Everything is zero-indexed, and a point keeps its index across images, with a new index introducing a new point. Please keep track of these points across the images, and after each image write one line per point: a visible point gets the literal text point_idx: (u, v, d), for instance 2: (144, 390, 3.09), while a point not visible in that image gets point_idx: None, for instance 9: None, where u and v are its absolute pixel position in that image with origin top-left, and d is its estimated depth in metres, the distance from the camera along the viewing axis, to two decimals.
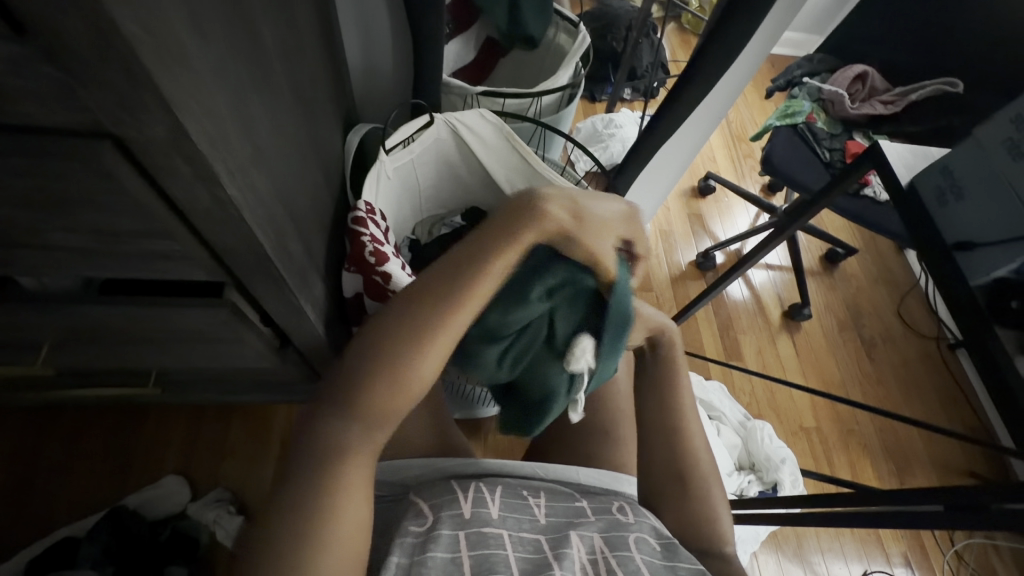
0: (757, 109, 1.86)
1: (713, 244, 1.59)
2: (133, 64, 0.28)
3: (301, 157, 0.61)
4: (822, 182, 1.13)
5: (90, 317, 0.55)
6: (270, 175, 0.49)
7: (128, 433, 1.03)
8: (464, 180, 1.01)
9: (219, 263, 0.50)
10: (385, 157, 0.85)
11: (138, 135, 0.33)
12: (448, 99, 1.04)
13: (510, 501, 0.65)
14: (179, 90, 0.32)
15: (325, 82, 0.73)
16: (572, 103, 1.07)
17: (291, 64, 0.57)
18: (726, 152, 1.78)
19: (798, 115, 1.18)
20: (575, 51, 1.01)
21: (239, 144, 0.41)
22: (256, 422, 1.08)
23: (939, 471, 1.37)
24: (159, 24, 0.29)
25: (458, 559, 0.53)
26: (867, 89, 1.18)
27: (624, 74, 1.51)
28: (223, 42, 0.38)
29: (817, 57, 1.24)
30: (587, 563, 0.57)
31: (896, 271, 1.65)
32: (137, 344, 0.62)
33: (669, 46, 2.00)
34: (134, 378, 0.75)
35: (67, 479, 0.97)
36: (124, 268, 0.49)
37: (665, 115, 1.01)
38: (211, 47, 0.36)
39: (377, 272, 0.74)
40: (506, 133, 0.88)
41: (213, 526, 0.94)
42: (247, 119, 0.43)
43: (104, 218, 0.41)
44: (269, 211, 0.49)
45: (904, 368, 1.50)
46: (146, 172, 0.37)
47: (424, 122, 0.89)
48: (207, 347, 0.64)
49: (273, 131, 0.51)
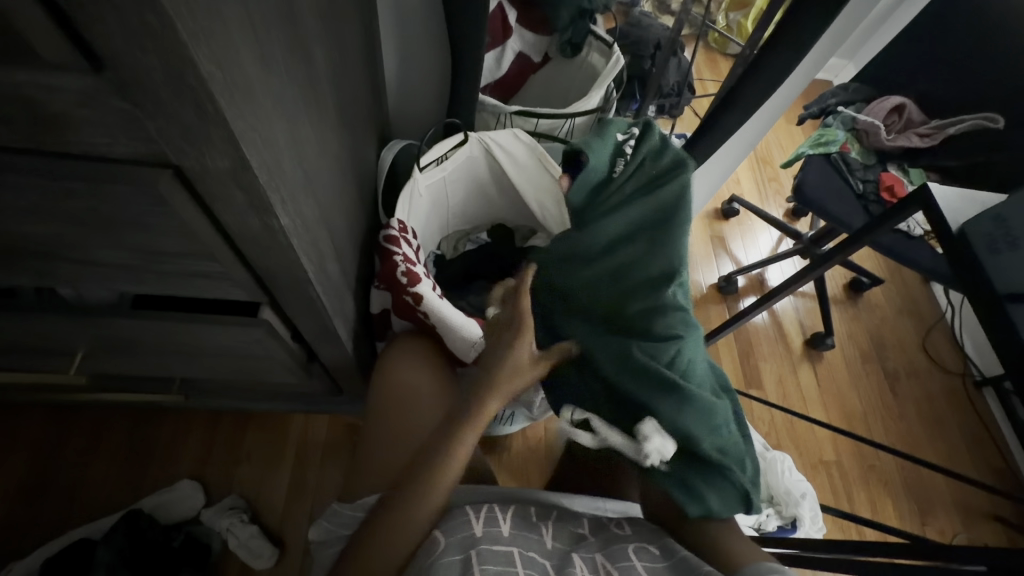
0: (784, 133, 1.84)
1: (735, 268, 1.57)
2: (206, 101, 0.28)
3: (341, 177, 0.61)
4: (857, 216, 1.10)
5: (126, 329, 0.54)
6: (314, 199, 0.49)
7: (144, 436, 1.03)
8: (492, 198, 1.01)
9: (258, 284, 0.50)
10: (419, 175, 0.84)
11: (200, 166, 0.33)
12: (480, 117, 1.04)
13: (518, 519, 0.62)
14: (245, 124, 0.32)
15: (363, 98, 0.73)
16: (603, 125, 1.06)
17: (338, 85, 0.57)
18: (751, 175, 1.76)
19: (832, 144, 1.14)
20: (609, 74, 1.01)
21: (291, 173, 0.41)
22: (272, 430, 1.07)
23: (963, 513, 1.33)
24: (233, 61, 0.29)
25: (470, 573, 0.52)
26: (903, 121, 1.16)
27: (653, 93, 1.50)
28: (282, 69, 0.38)
29: (851, 86, 1.23)
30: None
31: (922, 304, 1.62)
32: (168, 355, 0.62)
33: (696, 65, 1.99)
34: (159, 385, 0.75)
35: (84, 478, 0.98)
36: (164, 284, 0.49)
37: (698, 141, 1.00)
38: (273, 77, 0.36)
39: (409, 293, 0.73)
40: (539, 154, 0.88)
41: (226, 533, 0.94)
42: (299, 145, 0.43)
43: (153, 239, 0.41)
44: (312, 235, 0.48)
45: (928, 404, 1.47)
46: (202, 199, 0.37)
47: (458, 140, 0.89)
48: (236, 361, 0.64)
49: (319, 155, 0.50)
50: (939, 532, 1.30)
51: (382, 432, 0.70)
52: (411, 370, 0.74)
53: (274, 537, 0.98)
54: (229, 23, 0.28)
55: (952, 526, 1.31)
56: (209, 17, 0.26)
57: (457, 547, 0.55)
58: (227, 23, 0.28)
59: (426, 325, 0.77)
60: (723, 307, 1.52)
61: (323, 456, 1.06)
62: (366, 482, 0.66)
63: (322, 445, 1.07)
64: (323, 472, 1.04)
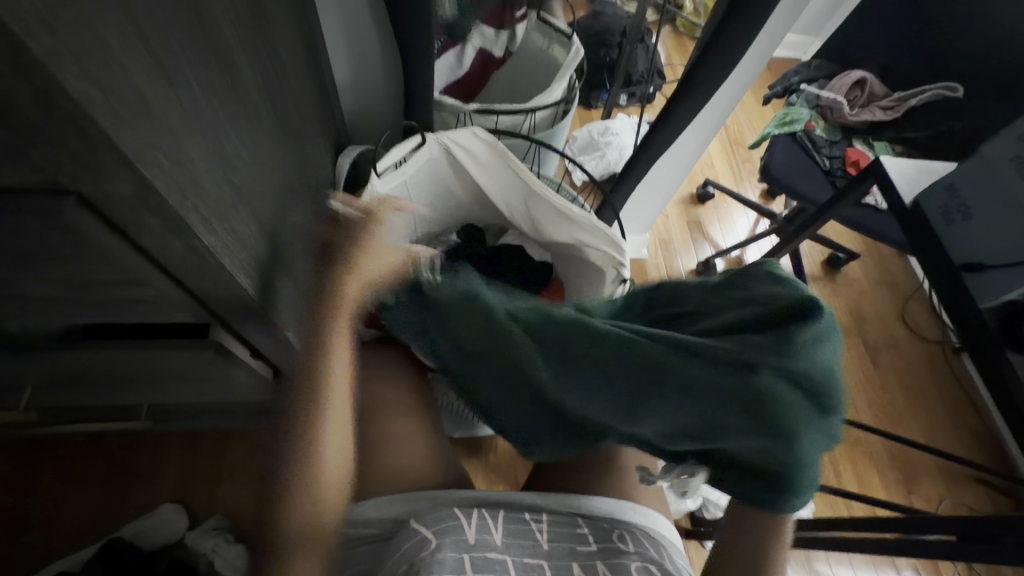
0: (755, 113, 1.85)
1: (713, 251, 1.57)
2: (85, 124, 0.27)
3: (286, 191, 0.59)
4: (824, 192, 1.11)
5: (72, 362, 0.53)
6: (250, 215, 0.48)
7: (124, 461, 1.01)
8: (459, 199, 1.01)
9: (201, 305, 0.48)
10: (376, 181, 0.85)
11: (103, 192, 0.32)
12: (441, 117, 1.02)
13: (513, 524, 0.58)
14: (139, 145, 0.31)
15: (309, 105, 0.71)
16: (567, 118, 1.05)
17: (272, 95, 0.55)
18: (724, 158, 1.76)
19: (797, 123, 1.16)
20: (569, 65, 1.00)
21: (212, 191, 0.40)
22: (252, 444, 1.06)
23: (947, 478, 1.35)
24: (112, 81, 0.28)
25: None
26: (865, 94, 1.15)
27: (620, 82, 1.49)
28: (189, 83, 0.37)
29: (814, 63, 1.22)
30: None
31: (899, 275, 1.63)
32: (125, 383, 0.61)
33: (664, 50, 1.98)
34: (124, 412, 0.73)
35: (62, 510, 0.96)
36: (103, 313, 0.48)
37: (660, 128, 0.99)
38: (177, 93, 0.35)
39: (369, 302, 0.74)
40: (501, 151, 0.86)
41: (211, 556, 0.92)
42: (223, 161, 0.42)
43: (76, 269, 0.39)
44: (250, 252, 0.47)
45: (909, 373, 1.48)
46: (115, 225, 0.35)
47: (416, 142, 0.88)
48: (194, 383, 0.63)
49: (253, 168, 0.49)
50: (927, 500, 1.32)
51: None
52: (382, 383, 0.75)
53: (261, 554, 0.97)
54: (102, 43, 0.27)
55: (937, 492, 1.33)
56: (75, 39, 0.25)
57: (448, 551, 0.51)
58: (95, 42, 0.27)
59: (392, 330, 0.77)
60: None
61: None
62: None
63: None
64: None
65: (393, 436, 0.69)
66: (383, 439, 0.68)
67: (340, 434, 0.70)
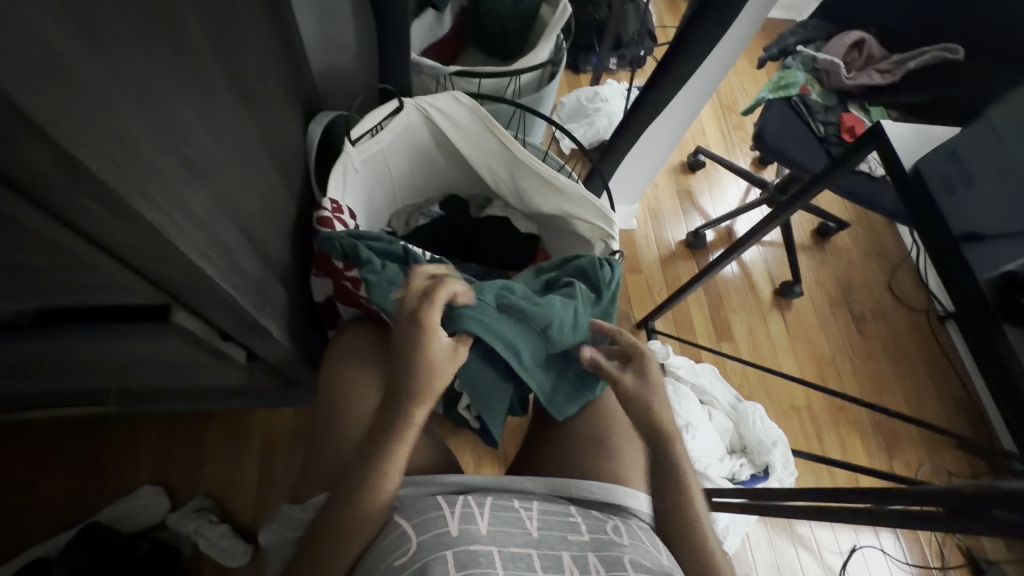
0: (748, 78, 1.79)
1: (703, 222, 1.54)
2: None
3: (249, 162, 0.55)
4: (821, 162, 1.07)
5: (24, 349, 0.49)
6: (205, 189, 0.43)
7: (100, 444, 0.98)
8: (440, 169, 0.96)
9: (157, 289, 0.44)
10: (351, 149, 0.79)
11: (19, 165, 0.28)
12: (419, 80, 0.96)
13: (501, 513, 0.56)
14: (53, 106, 0.27)
15: (272, 66, 0.65)
16: (553, 81, 1.00)
17: (226, 53, 0.50)
18: (716, 125, 1.72)
19: (792, 87, 1.12)
20: (555, 24, 0.94)
21: (155, 165, 0.35)
22: (236, 424, 1.04)
23: (928, 443, 1.38)
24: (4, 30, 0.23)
25: None
26: (864, 57, 1.12)
27: (610, 44, 1.42)
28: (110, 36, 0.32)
29: (811, 23, 1.17)
30: None
31: (888, 244, 1.63)
32: (86, 370, 0.57)
33: (656, 10, 1.89)
34: (91, 398, 0.69)
35: (38, 496, 0.93)
36: (50, 297, 0.44)
37: (652, 92, 0.95)
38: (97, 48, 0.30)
39: (347, 277, 0.71)
40: (483, 117, 0.82)
41: (195, 537, 0.91)
42: (165, 130, 0.37)
43: (8, 251, 0.35)
44: (207, 230, 0.43)
45: (894, 342, 1.49)
46: (43, 203, 0.31)
47: (392, 108, 0.83)
48: (162, 368, 0.59)
49: (205, 138, 0.44)
50: (907, 465, 1.35)
51: (325, 439, 0.64)
52: (359, 365, 0.69)
53: (247, 533, 0.96)
54: None
55: (917, 457, 1.36)
56: None
57: (429, 548, 0.49)
58: None
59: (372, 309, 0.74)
60: (693, 263, 1.50)
61: (292, 448, 1.03)
62: (319, 483, 0.61)
63: (289, 437, 1.04)
64: (291, 462, 1.02)
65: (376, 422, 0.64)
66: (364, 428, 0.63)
67: (320, 422, 0.67)
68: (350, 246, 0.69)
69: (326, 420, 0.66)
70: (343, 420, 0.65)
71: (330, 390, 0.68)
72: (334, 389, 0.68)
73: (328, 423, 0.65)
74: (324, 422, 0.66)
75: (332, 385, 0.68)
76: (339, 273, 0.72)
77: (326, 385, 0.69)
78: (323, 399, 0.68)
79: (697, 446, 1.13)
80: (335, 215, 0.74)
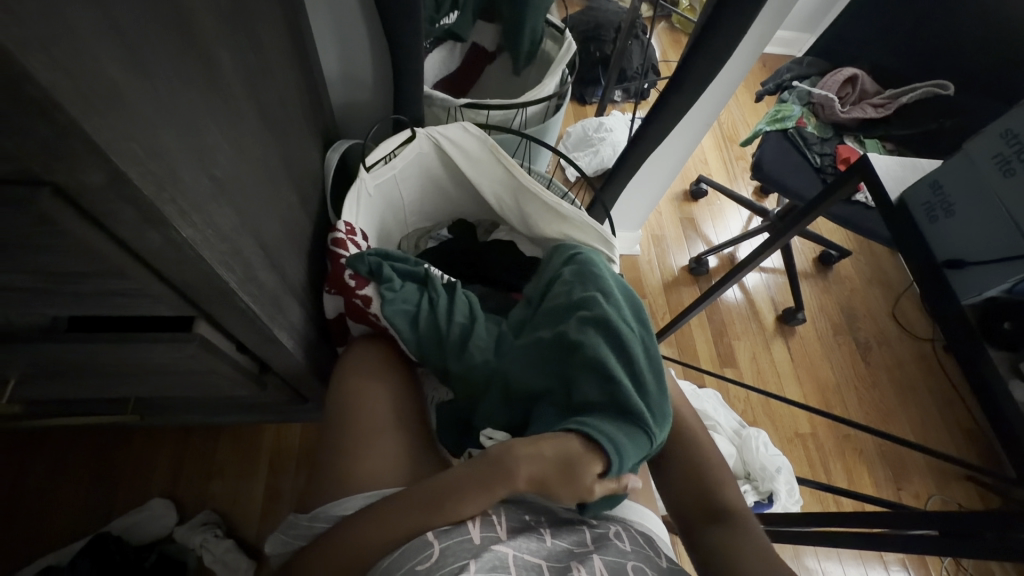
0: (749, 110, 1.85)
1: (706, 248, 1.57)
2: (54, 113, 0.27)
3: (271, 184, 0.59)
4: (814, 189, 1.11)
5: (57, 354, 0.52)
6: (232, 206, 0.48)
7: (113, 456, 1.01)
8: (450, 194, 1.01)
9: (182, 298, 0.48)
10: (365, 174, 0.84)
11: (77, 182, 0.32)
12: (431, 111, 1.02)
13: (514, 523, 0.57)
14: (110, 133, 0.31)
15: (295, 96, 0.70)
16: (559, 113, 1.05)
17: (255, 86, 0.55)
18: (718, 154, 1.77)
19: (788, 120, 1.17)
20: (561, 60, 0.99)
21: (189, 186, 0.40)
22: (245, 439, 1.06)
23: (936, 474, 1.36)
24: (73, 69, 0.28)
25: None
26: (857, 92, 1.15)
27: (614, 78, 1.49)
28: (155, 73, 0.36)
29: (806, 60, 1.23)
30: None
31: (890, 272, 1.64)
32: (111, 377, 0.61)
33: (660, 47, 1.97)
34: (111, 405, 0.73)
35: (51, 507, 0.95)
36: (87, 305, 0.47)
37: (651, 124, 0.99)
38: (140, 80, 0.34)
39: (358, 295, 0.74)
40: (490, 147, 0.87)
41: (200, 550, 0.93)
42: (197, 156, 0.42)
43: (58, 260, 0.39)
44: (231, 245, 0.47)
45: (899, 370, 1.49)
46: (91, 216, 0.35)
47: (405, 137, 0.88)
48: (180, 376, 0.62)
49: (233, 162, 0.49)
50: (915, 496, 1.33)
51: (332, 449, 0.65)
52: (367, 380, 0.71)
53: (251, 548, 0.97)
54: (57, 31, 0.27)
55: (926, 488, 1.34)
56: (41, 25, 0.26)
57: (454, 555, 0.50)
58: (54, 32, 0.26)
59: (380, 327, 0.77)
60: (696, 288, 1.52)
61: (299, 464, 1.05)
62: (324, 493, 0.61)
63: (296, 453, 1.06)
64: (297, 477, 1.04)
65: (382, 442, 0.65)
66: (375, 452, 0.63)
67: (326, 431, 0.67)
68: (375, 264, 0.76)
69: (331, 435, 0.67)
70: (352, 434, 0.65)
71: (340, 409, 0.68)
72: (342, 405, 0.69)
73: (336, 436, 0.66)
74: (330, 438, 0.66)
75: (342, 401, 0.69)
76: (349, 292, 0.74)
77: (335, 401, 0.70)
78: (333, 412, 0.69)
79: None
80: (345, 237, 0.77)
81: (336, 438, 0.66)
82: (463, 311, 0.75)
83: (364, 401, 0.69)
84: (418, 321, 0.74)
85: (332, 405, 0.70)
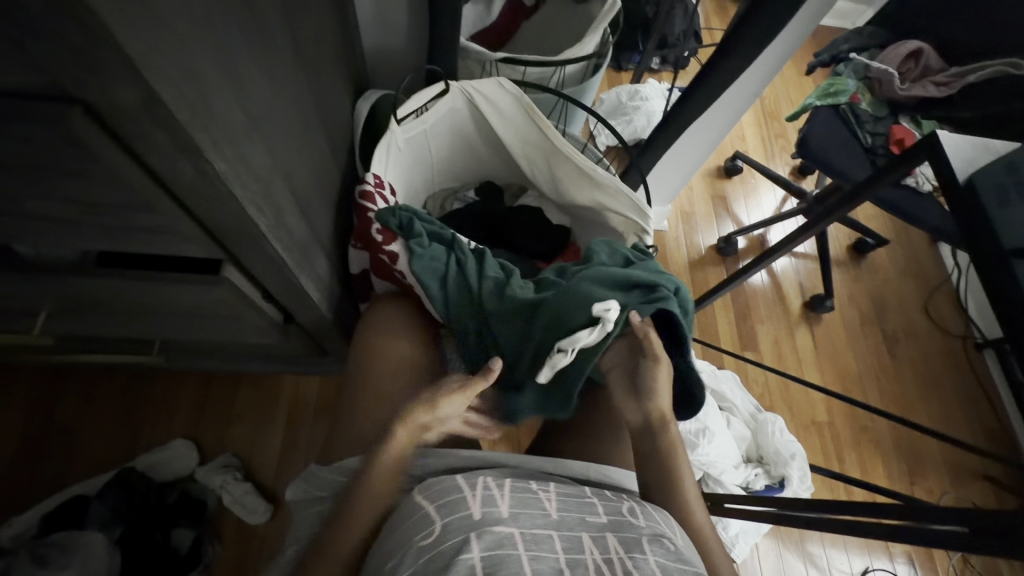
0: (794, 87, 1.76)
1: (736, 228, 1.52)
2: (87, 17, 0.25)
3: (303, 127, 0.57)
4: (861, 171, 1.05)
5: (86, 288, 0.52)
6: (265, 145, 0.46)
7: (136, 396, 1.03)
8: (479, 154, 0.98)
9: (210, 238, 0.46)
10: (395, 126, 0.81)
11: (112, 100, 0.30)
12: (465, 65, 0.98)
13: (519, 495, 0.54)
14: (146, 48, 0.29)
15: (329, 37, 0.67)
16: (597, 74, 1.00)
17: (290, 21, 0.52)
18: (757, 131, 1.69)
19: (841, 95, 1.09)
20: (605, 16, 0.92)
21: (223, 118, 0.38)
22: (263, 389, 1.07)
23: (952, 473, 1.34)
24: None
25: (472, 561, 0.43)
26: (920, 68, 1.08)
27: (654, 43, 1.42)
28: None
29: (867, 30, 1.15)
30: (603, 563, 0.47)
31: (927, 264, 1.58)
32: (137, 316, 0.61)
33: (704, 13, 1.87)
34: (137, 345, 0.73)
35: (78, 440, 0.99)
36: (116, 240, 0.46)
37: (696, 90, 0.94)
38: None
39: (384, 251, 0.73)
40: (525, 104, 0.82)
41: (219, 490, 0.96)
42: (232, 87, 0.39)
43: (88, 188, 0.38)
44: (262, 185, 0.45)
45: (925, 365, 1.45)
46: (123, 141, 0.34)
47: (439, 89, 0.84)
48: (205, 319, 0.62)
49: (267, 99, 0.47)
50: (927, 491, 1.31)
51: (355, 405, 0.65)
52: (390, 338, 0.71)
53: (267, 492, 0.99)
54: None
55: (940, 484, 1.32)
56: None
57: (454, 529, 0.47)
58: None
59: (405, 284, 0.76)
60: (722, 269, 1.48)
61: (316, 417, 1.06)
62: (347, 447, 0.62)
63: (314, 406, 1.07)
64: (314, 428, 1.05)
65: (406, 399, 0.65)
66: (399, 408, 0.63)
67: (349, 388, 0.67)
68: (406, 220, 0.75)
69: (352, 394, 0.66)
70: (376, 390, 0.65)
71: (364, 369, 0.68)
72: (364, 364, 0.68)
73: (358, 394, 0.66)
74: (352, 396, 0.66)
75: (362, 361, 0.69)
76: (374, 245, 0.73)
77: (357, 359, 0.69)
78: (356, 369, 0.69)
79: (712, 451, 1.10)
80: (372, 194, 0.76)
81: (358, 396, 0.66)
82: (495, 269, 0.74)
83: (388, 359, 0.68)
84: (446, 280, 0.72)
85: (354, 364, 0.69)
